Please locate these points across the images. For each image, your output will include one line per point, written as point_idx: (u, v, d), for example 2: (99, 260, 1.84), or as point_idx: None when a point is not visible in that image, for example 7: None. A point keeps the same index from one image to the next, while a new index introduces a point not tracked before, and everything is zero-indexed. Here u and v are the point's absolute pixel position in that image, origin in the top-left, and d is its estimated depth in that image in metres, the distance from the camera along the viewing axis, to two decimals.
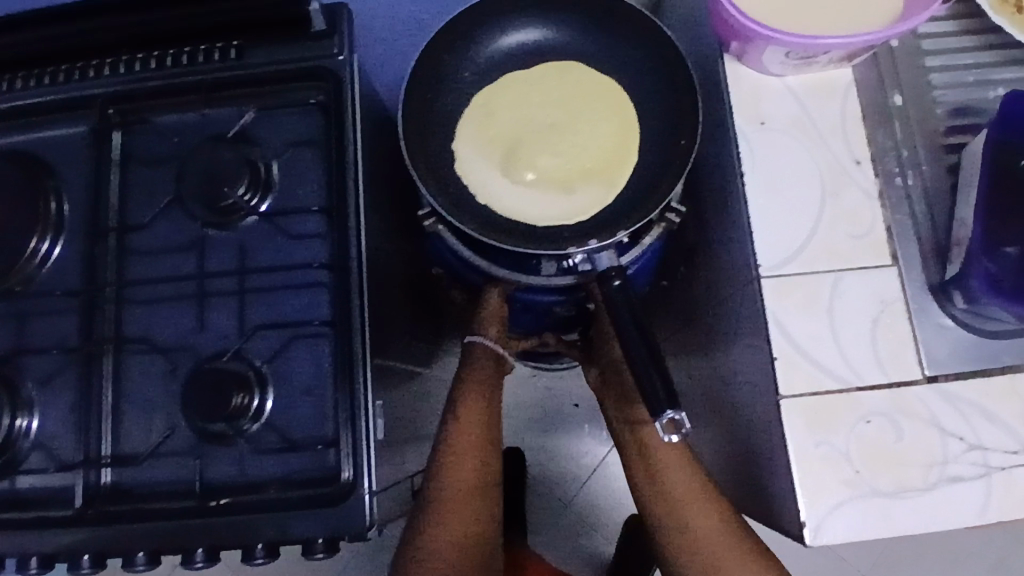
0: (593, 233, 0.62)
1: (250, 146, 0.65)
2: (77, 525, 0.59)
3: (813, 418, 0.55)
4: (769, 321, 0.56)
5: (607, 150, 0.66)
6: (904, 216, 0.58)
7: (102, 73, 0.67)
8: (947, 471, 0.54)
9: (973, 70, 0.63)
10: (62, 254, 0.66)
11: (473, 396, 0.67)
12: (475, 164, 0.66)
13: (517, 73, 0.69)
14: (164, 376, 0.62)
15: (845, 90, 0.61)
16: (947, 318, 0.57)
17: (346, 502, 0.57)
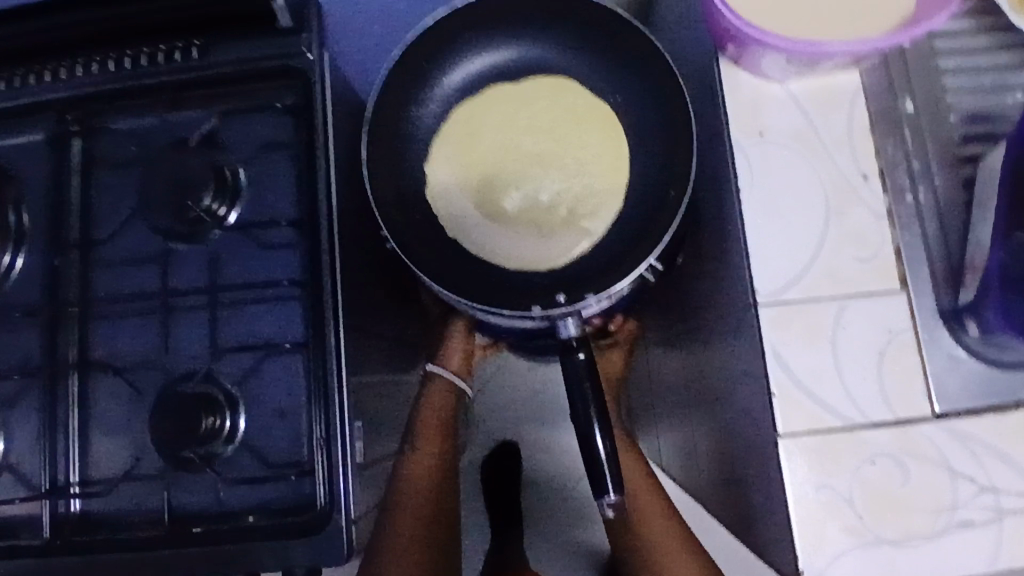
0: (569, 285, 0.55)
1: (216, 153, 0.61)
2: (46, 555, 0.56)
3: (813, 459, 0.52)
4: (766, 351, 0.53)
5: (596, 183, 0.58)
6: (914, 236, 0.55)
7: (58, 74, 0.63)
8: (956, 517, 0.51)
9: (991, 73, 0.58)
10: (25, 266, 0.63)
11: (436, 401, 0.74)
12: (448, 192, 0.59)
13: (507, 87, 0.61)
14: (132, 398, 0.60)
15: (851, 97, 0.56)
16: (959, 349, 0.53)
17: (322, 535, 0.55)
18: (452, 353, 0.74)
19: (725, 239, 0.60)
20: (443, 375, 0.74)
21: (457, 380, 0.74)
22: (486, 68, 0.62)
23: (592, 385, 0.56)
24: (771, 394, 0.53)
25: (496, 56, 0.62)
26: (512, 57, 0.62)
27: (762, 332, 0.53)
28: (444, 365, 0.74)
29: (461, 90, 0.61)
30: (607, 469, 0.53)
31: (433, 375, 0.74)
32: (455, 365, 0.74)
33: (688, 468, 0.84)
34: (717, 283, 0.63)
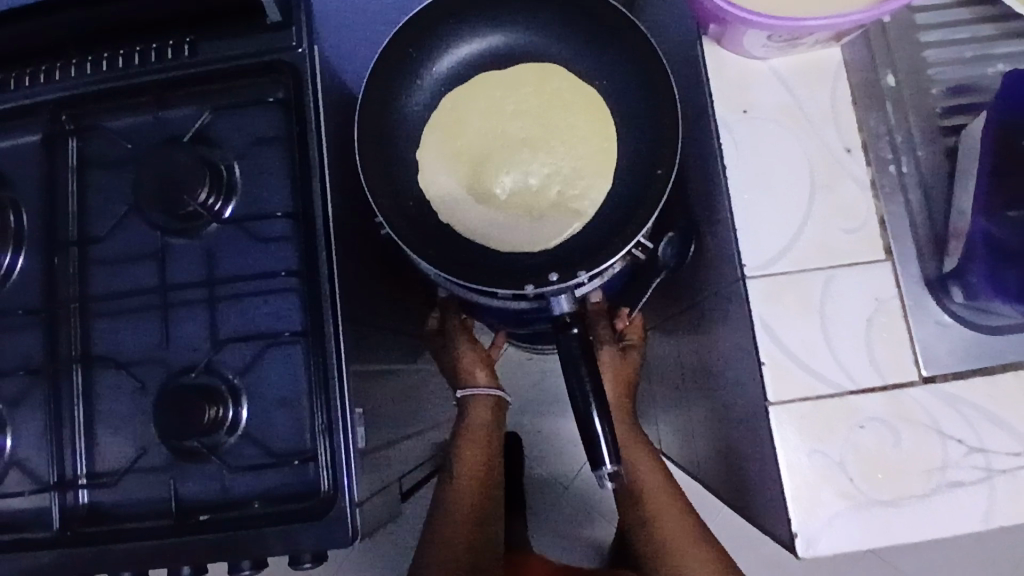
0: (560, 265, 0.56)
1: (210, 149, 0.62)
2: (54, 548, 0.57)
3: (805, 426, 0.53)
4: (755, 323, 0.54)
5: (583, 165, 0.59)
6: (898, 206, 0.55)
7: (51, 76, 0.63)
8: (947, 476, 0.52)
9: (971, 46, 0.59)
10: (25, 267, 0.64)
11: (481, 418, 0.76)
12: (438, 177, 0.59)
13: (495, 74, 0.62)
14: (135, 392, 0.60)
15: (835, 72, 0.57)
16: (946, 315, 0.54)
17: (326, 517, 0.55)
18: (476, 370, 0.75)
19: (713, 219, 0.61)
20: (482, 392, 0.75)
21: (495, 391, 0.76)
22: (474, 55, 0.63)
23: (589, 366, 0.56)
24: (761, 365, 0.53)
25: (482, 43, 0.62)
26: (498, 44, 0.63)
27: (752, 304, 0.54)
28: (475, 383, 0.75)
29: (451, 77, 0.62)
30: (603, 440, 0.54)
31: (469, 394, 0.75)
32: (483, 377, 0.75)
33: (686, 448, 0.85)
34: (708, 262, 0.64)
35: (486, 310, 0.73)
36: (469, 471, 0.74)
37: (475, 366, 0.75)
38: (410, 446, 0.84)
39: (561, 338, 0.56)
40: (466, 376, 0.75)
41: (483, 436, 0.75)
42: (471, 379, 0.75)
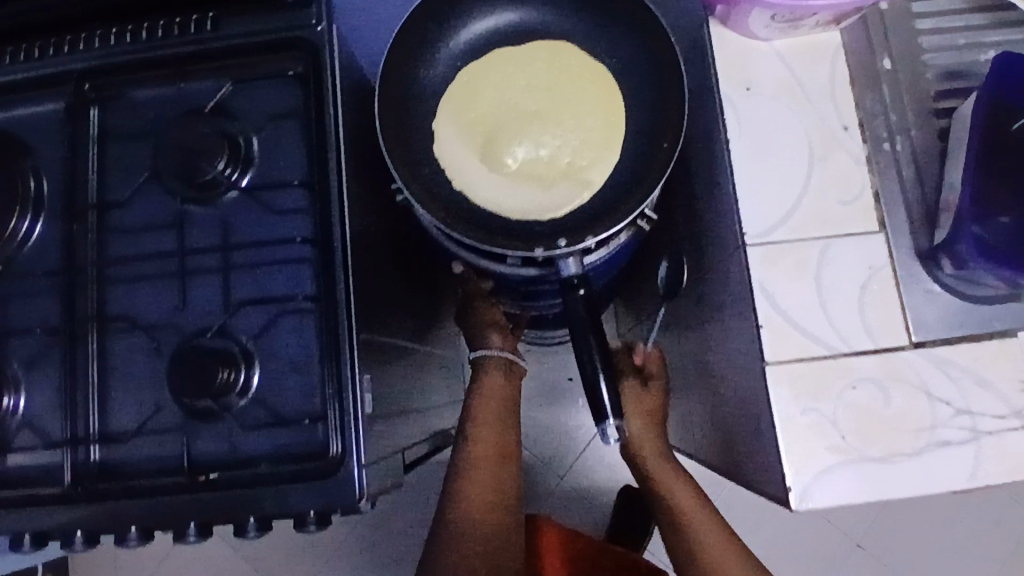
0: (567, 233, 0.58)
1: (230, 122, 0.63)
2: (69, 503, 0.59)
3: (800, 384, 0.55)
4: (755, 288, 0.56)
5: (592, 137, 0.61)
6: (892, 181, 0.58)
7: (75, 47, 0.65)
8: (936, 436, 0.54)
9: (964, 34, 0.61)
10: (42, 234, 0.65)
11: (492, 390, 0.77)
12: (452, 146, 0.61)
13: (508, 49, 0.64)
14: (149, 354, 0.62)
15: (834, 53, 0.60)
16: (935, 284, 0.57)
17: (334, 476, 0.57)
18: (490, 331, 0.79)
19: (717, 198, 0.63)
20: (497, 352, 0.78)
21: (508, 353, 0.79)
22: (488, 33, 0.65)
23: (598, 340, 0.56)
24: (758, 327, 0.56)
25: (496, 21, 0.65)
26: (512, 23, 0.65)
27: (752, 267, 0.56)
28: (489, 346, 0.78)
29: (466, 53, 0.65)
30: (606, 396, 0.56)
31: (485, 355, 0.78)
32: (498, 341, 0.79)
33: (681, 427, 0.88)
34: (708, 242, 0.66)
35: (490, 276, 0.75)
36: (483, 442, 0.74)
37: (490, 326, 0.79)
38: (419, 424, 0.86)
39: (567, 296, 0.58)
40: (480, 339, 0.78)
41: (496, 403, 0.76)
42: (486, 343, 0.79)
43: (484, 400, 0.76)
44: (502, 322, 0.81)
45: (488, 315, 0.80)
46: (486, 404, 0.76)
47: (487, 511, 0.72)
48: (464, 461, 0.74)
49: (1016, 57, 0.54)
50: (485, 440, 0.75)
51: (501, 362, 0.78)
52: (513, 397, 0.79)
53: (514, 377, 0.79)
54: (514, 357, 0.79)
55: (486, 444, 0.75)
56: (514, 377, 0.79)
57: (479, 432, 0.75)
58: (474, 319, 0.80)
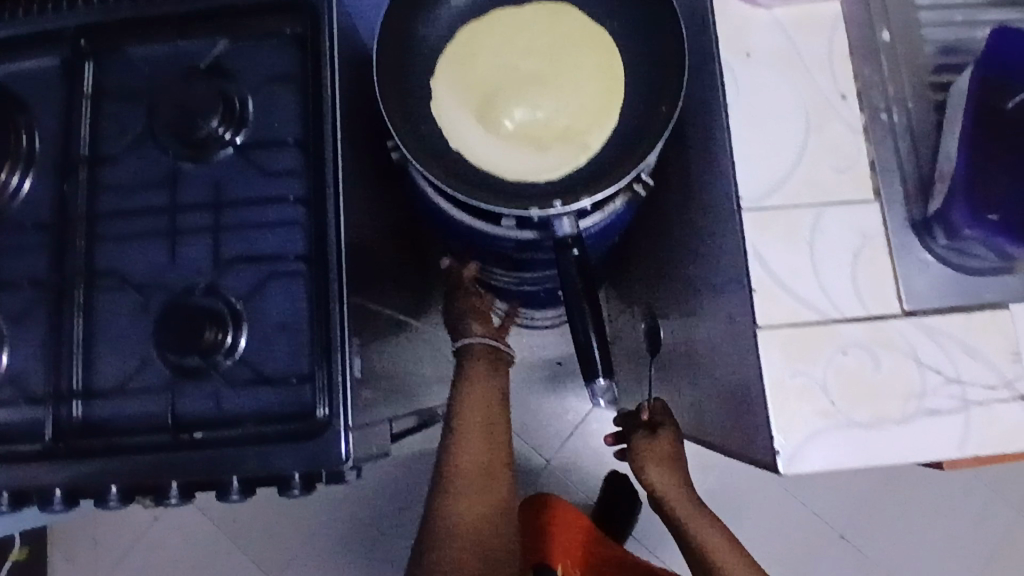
0: (563, 193, 0.58)
1: (226, 80, 0.63)
2: (49, 459, 0.58)
3: (791, 348, 0.55)
4: (749, 254, 0.56)
5: (589, 103, 0.61)
6: (888, 153, 0.57)
7: (73, 4, 0.64)
8: (924, 404, 0.54)
9: (961, 11, 0.61)
10: (32, 189, 0.64)
11: (479, 385, 0.77)
12: (450, 107, 0.61)
13: (510, 10, 0.64)
14: (136, 313, 0.61)
15: (833, 24, 0.59)
16: (928, 254, 0.56)
17: (320, 438, 0.57)
18: (472, 319, 0.79)
19: (712, 169, 0.62)
20: (478, 340, 0.78)
21: (491, 340, 0.79)
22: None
23: (590, 305, 0.58)
24: (750, 291, 0.56)
25: None
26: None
27: (746, 232, 0.56)
28: (471, 333, 0.79)
29: (465, 14, 0.64)
30: (596, 352, 0.58)
31: (468, 344, 0.78)
32: (480, 328, 0.79)
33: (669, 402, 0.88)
34: (699, 217, 0.66)
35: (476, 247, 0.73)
36: (472, 440, 0.74)
37: (471, 313, 0.79)
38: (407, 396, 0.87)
39: (561, 257, 0.58)
40: (461, 326, 0.79)
41: (483, 400, 0.76)
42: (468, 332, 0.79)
43: (472, 397, 0.75)
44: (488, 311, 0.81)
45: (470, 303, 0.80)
46: (475, 401, 0.76)
47: (480, 519, 0.71)
48: (453, 462, 0.73)
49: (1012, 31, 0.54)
50: (473, 440, 0.74)
51: (487, 351, 0.79)
52: (500, 389, 0.79)
53: (499, 366, 0.80)
54: (500, 346, 0.81)
55: (475, 445, 0.74)
56: (499, 367, 0.80)
57: (467, 430, 0.74)
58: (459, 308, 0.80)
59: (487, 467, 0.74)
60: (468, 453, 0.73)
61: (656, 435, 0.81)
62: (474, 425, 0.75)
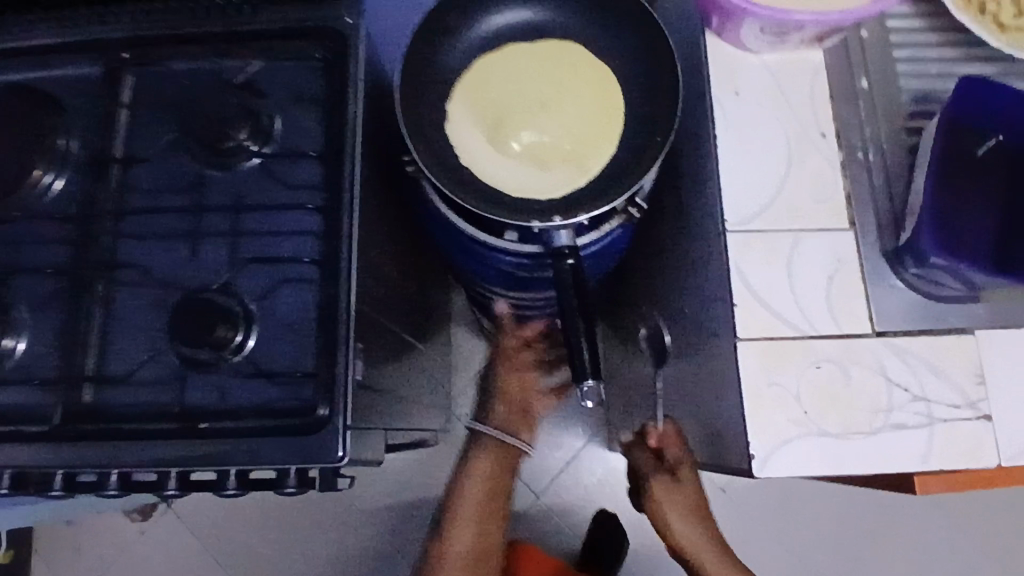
0: (561, 210, 0.62)
1: (257, 98, 0.67)
2: (55, 440, 0.60)
3: (769, 358, 0.56)
4: (733, 270, 0.58)
5: (590, 130, 0.66)
6: (863, 188, 0.59)
7: (118, 18, 0.68)
8: (891, 418, 0.56)
9: (936, 63, 0.62)
10: (64, 187, 0.67)
11: (475, 503, 0.87)
12: (462, 126, 0.66)
13: (522, 47, 0.70)
14: (152, 306, 0.64)
15: (816, 71, 0.61)
16: (897, 280, 0.59)
17: (320, 432, 0.59)
18: (496, 405, 0.88)
19: (700, 198, 0.65)
20: (489, 433, 0.88)
21: (506, 435, 0.88)
22: (503, 29, 0.70)
23: (584, 322, 0.60)
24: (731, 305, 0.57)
25: (507, 19, 0.70)
26: (523, 24, 0.71)
27: (730, 255, 0.58)
28: (489, 421, 0.88)
29: (477, 50, 0.70)
30: (585, 361, 0.59)
31: (479, 431, 0.88)
32: (499, 417, 0.88)
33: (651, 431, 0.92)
34: (688, 248, 0.70)
35: (477, 263, 0.76)
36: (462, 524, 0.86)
37: (498, 398, 0.88)
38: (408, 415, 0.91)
39: (557, 266, 0.62)
40: (485, 412, 0.89)
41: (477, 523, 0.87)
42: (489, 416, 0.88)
43: (473, 487, 0.86)
44: (521, 406, 0.88)
45: (506, 385, 0.88)
46: (470, 508, 0.87)
47: None
48: (443, 549, 0.86)
49: (971, 86, 0.54)
50: (464, 536, 0.86)
51: (496, 448, 0.88)
52: (502, 503, 0.89)
53: (507, 463, 0.89)
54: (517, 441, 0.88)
55: (464, 537, 0.86)
56: (508, 462, 0.89)
57: (461, 521, 0.87)
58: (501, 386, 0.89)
59: (472, 552, 0.86)
60: (459, 539, 0.86)
61: (677, 482, 0.81)
62: (466, 533, 0.86)
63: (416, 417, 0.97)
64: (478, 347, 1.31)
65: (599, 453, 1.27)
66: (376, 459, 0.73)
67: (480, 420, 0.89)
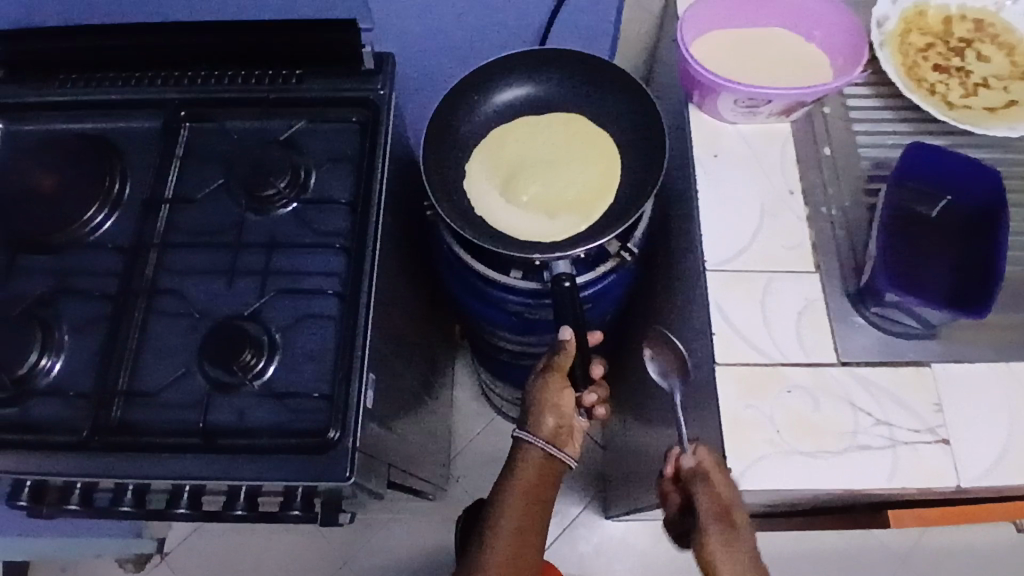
0: (563, 247, 0.70)
1: (298, 155, 0.76)
2: (82, 450, 0.64)
3: (744, 385, 0.59)
4: (711, 305, 0.62)
5: (591, 186, 0.75)
6: (828, 237, 0.64)
7: (179, 82, 0.78)
8: (857, 440, 0.58)
9: (893, 135, 0.68)
10: (112, 227, 0.74)
11: (513, 539, 0.64)
12: (478, 183, 0.76)
13: (530, 117, 0.79)
14: (185, 332, 0.70)
15: (784, 140, 0.68)
16: (859, 317, 0.62)
17: (330, 452, 0.63)
18: (547, 415, 0.70)
19: (687, 248, 0.71)
20: (536, 444, 0.69)
21: (552, 448, 0.70)
22: (513, 101, 0.80)
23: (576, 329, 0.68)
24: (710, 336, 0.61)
25: (514, 94, 0.80)
26: (529, 97, 0.80)
27: (710, 289, 0.62)
28: (535, 431, 0.70)
29: (490, 120, 0.80)
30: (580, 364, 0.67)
31: (522, 442, 0.70)
32: (547, 429, 0.70)
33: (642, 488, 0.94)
34: (674, 300, 0.76)
35: (486, 306, 0.83)
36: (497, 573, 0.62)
37: (548, 408, 0.70)
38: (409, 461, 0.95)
39: (556, 289, 0.70)
40: (532, 420, 0.71)
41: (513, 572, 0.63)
42: (536, 425, 0.70)
43: (513, 512, 0.66)
44: (571, 422, 0.72)
45: (558, 399, 0.70)
46: (505, 549, 0.64)
47: None
48: None
49: (920, 151, 0.61)
50: None
51: (542, 464, 0.69)
52: (538, 545, 0.67)
53: (551, 481, 0.70)
54: (561, 457, 0.70)
55: None
56: (552, 482, 0.70)
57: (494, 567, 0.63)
58: (548, 395, 0.71)
59: None
60: None
61: (735, 536, 0.55)
62: None
63: (415, 465, 1.00)
64: (479, 410, 1.34)
65: (596, 521, 1.27)
66: (376, 494, 0.76)
67: (523, 425, 0.71)
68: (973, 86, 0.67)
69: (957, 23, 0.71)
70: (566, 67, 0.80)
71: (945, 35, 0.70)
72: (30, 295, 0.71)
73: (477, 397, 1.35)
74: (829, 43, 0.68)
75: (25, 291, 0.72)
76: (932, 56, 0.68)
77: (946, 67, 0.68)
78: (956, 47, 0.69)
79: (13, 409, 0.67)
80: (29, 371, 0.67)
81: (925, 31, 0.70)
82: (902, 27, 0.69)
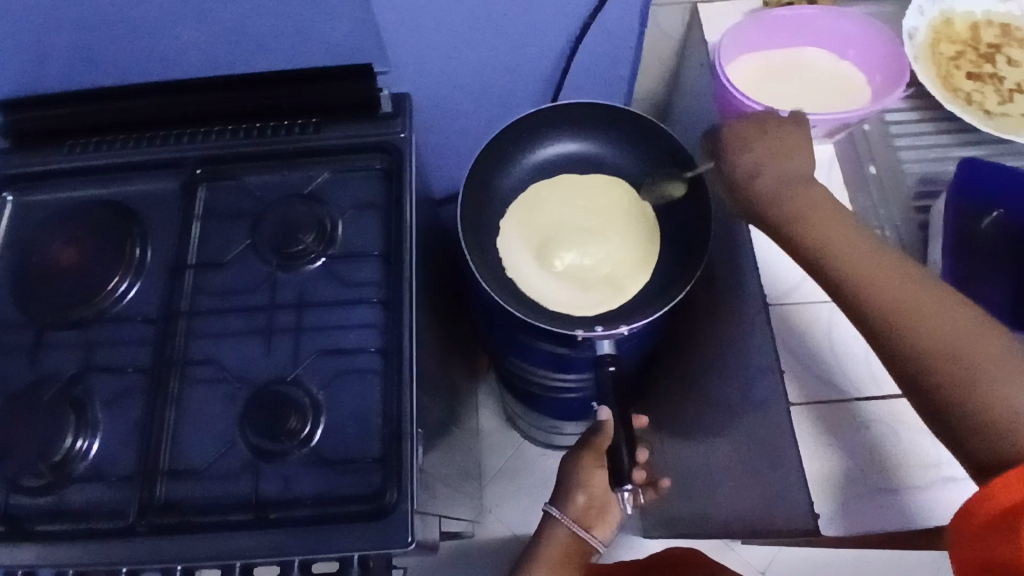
0: (604, 321, 0.72)
1: (321, 206, 0.73)
2: (126, 536, 0.61)
3: (820, 426, 0.59)
4: (777, 344, 0.62)
5: (624, 258, 0.77)
6: None
7: (193, 139, 0.76)
8: (942, 472, 0.57)
9: (934, 149, 0.68)
10: (136, 295, 0.72)
11: None
12: (514, 245, 0.78)
13: (571, 174, 0.82)
14: (224, 401, 0.67)
15: (828, 164, 0.69)
16: None
17: (389, 516, 0.61)
18: (577, 494, 0.75)
19: (740, 274, 0.71)
20: (563, 522, 0.74)
21: (579, 529, 0.74)
22: (554, 155, 0.83)
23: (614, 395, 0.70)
24: (781, 374, 0.61)
25: (556, 148, 0.83)
26: (568, 150, 0.83)
27: (773, 325, 0.63)
28: (565, 509, 0.74)
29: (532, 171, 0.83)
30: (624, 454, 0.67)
31: (553, 518, 0.75)
32: (573, 510, 0.75)
33: (692, 511, 0.93)
34: (723, 326, 0.75)
35: (524, 349, 0.82)
36: None
37: (580, 486, 0.75)
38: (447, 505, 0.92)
39: (599, 372, 0.71)
40: (563, 496, 0.75)
41: None
42: (565, 504, 0.75)
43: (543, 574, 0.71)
44: (602, 502, 0.76)
45: (590, 478, 0.75)
46: None
47: None
48: None
49: (979, 165, 0.60)
50: None
51: (568, 541, 0.74)
52: None
53: (576, 554, 0.75)
54: (588, 537, 0.75)
55: None
56: (579, 557, 0.76)
57: None
58: (582, 473, 0.75)
59: None
60: None
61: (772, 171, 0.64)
62: None
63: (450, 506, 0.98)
64: (506, 438, 1.33)
65: (633, 540, 1.26)
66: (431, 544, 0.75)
67: (554, 500, 0.76)
68: (1009, 92, 0.67)
69: (984, 29, 0.71)
70: (598, 114, 0.82)
71: (974, 42, 0.70)
72: (58, 372, 0.69)
73: (502, 424, 1.34)
74: (864, 60, 0.71)
75: (52, 367, 0.69)
76: (964, 65, 0.68)
77: (980, 75, 0.68)
78: (986, 54, 0.69)
79: (48, 497, 0.64)
80: (64, 456, 0.64)
81: (953, 39, 0.70)
82: (932, 38, 0.70)
